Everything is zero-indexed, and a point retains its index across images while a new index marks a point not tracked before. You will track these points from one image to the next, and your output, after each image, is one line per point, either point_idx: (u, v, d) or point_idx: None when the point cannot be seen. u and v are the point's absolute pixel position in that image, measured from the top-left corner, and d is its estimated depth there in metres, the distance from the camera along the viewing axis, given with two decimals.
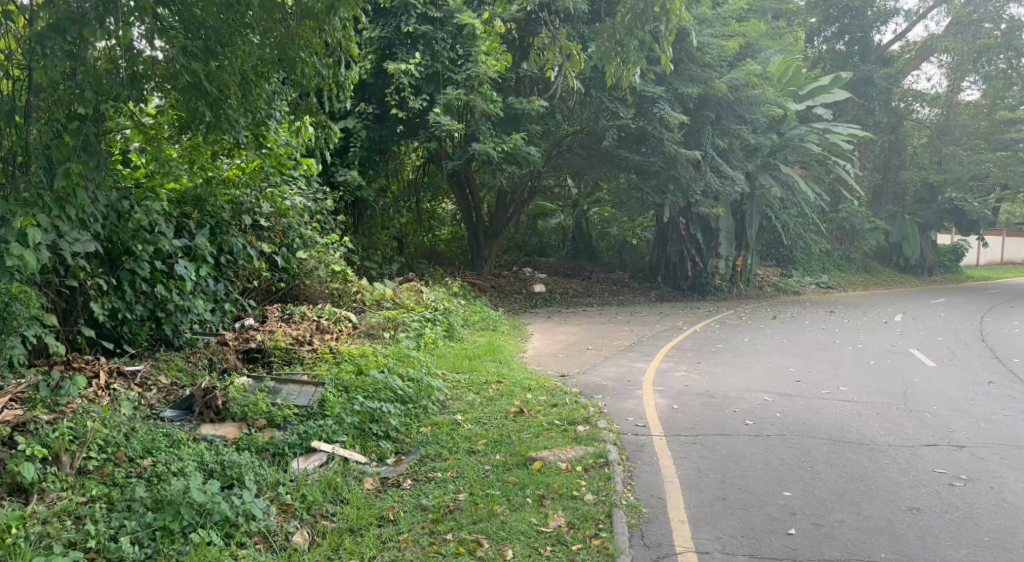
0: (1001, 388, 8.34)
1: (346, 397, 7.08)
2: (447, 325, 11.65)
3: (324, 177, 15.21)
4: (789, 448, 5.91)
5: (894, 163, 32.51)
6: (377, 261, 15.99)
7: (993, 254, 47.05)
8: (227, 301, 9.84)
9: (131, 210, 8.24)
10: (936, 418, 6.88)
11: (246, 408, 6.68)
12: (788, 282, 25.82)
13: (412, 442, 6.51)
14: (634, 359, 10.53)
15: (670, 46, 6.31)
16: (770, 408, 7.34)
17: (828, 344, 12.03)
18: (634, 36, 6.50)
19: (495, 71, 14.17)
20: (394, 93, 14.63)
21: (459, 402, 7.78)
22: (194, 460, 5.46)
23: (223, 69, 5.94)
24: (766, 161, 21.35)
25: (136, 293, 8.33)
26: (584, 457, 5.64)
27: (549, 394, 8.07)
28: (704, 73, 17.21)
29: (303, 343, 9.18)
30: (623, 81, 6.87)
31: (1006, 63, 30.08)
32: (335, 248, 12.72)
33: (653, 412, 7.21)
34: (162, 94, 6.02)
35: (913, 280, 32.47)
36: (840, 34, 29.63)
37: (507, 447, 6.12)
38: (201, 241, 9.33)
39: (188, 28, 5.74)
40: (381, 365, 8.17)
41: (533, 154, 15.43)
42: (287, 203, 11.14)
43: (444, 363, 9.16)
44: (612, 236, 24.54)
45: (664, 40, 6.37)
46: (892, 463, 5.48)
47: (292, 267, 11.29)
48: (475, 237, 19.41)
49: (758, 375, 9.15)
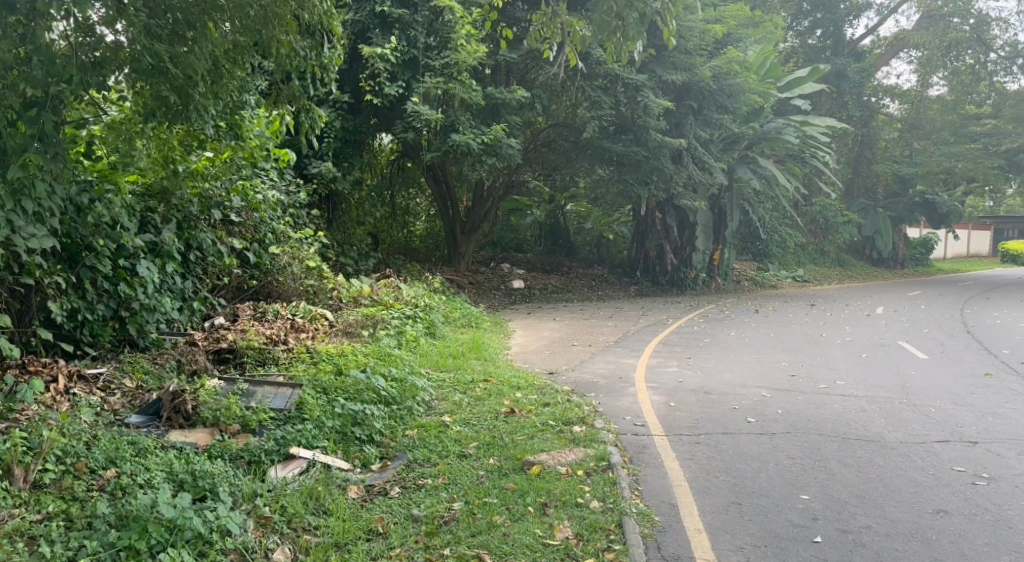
0: (999, 380, 8.20)
1: (325, 400, 6.67)
2: (428, 322, 11.23)
3: (296, 171, 14.66)
4: (798, 447, 5.62)
5: (865, 157, 32.51)
6: (353, 258, 15.49)
7: (958, 248, 47.81)
8: (195, 299, 9.32)
9: (90, 204, 7.73)
10: (941, 412, 6.67)
11: (218, 412, 6.23)
12: (766, 276, 25.80)
13: (398, 446, 6.12)
14: (623, 355, 10.21)
15: (673, 19, 6.07)
16: (769, 405, 7.04)
17: (816, 338, 11.85)
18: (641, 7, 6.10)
19: (475, 57, 13.87)
20: (370, 79, 14.21)
21: (445, 402, 7.39)
22: (163, 471, 5.03)
23: (192, 54, 5.55)
24: (745, 153, 21.18)
25: (97, 292, 7.79)
26: (584, 460, 5.29)
27: (540, 392, 7.73)
28: (688, 60, 17.05)
29: (277, 343, 8.70)
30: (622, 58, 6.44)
31: (975, 57, 30.51)
32: (309, 243, 12.22)
33: (650, 410, 6.89)
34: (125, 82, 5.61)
35: (886, 273, 32.69)
36: (813, 28, 29.65)
37: (500, 449, 5.76)
38: (168, 236, 8.79)
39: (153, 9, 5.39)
40: (361, 365, 7.75)
41: (514, 146, 14.98)
42: (259, 197, 10.61)
43: (428, 362, 8.77)
44: (588, 232, 24.20)
45: (666, 14, 6.14)
46: (908, 461, 5.22)
47: (264, 263, 10.73)
48: (451, 233, 19.02)
49: (752, 370, 8.88)
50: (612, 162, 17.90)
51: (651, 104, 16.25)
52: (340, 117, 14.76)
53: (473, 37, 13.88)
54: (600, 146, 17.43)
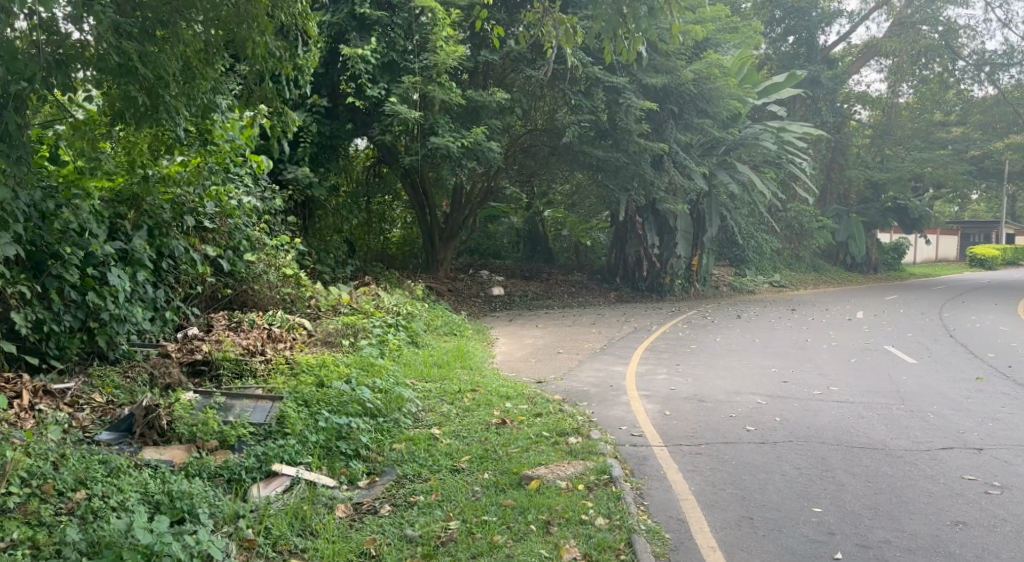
0: (991, 384, 8.15)
1: (308, 413, 6.37)
2: (410, 331, 10.93)
3: (271, 176, 14.28)
4: (802, 456, 5.45)
5: (838, 163, 32.74)
6: (330, 265, 15.16)
7: (927, 252, 48.57)
8: (167, 309, 8.91)
9: (57, 210, 7.37)
10: (941, 419, 6.56)
11: (195, 428, 5.92)
12: (743, 282, 25.86)
13: (386, 461, 5.84)
14: (610, 362, 9.99)
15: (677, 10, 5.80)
16: (767, 412, 6.88)
17: (801, 343, 11.79)
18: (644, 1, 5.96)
19: (455, 59, 13.68)
20: (349, 81, 13.94)
21: (433, 413, 7.11)
22: (137, 492, 4.73)
23: (162, 53, 5.44)
24: (723, 159, 21.24)
25: (64, 302, 7.39)
26: (584, 474, 5.06)
27: (530, 402, 7.49)
28: (668, 64, 17.07)
29: (254, 354, 8.35)
30: (626, 56, 6.33)
31: (943, 65, 30.82)
32: (285, 250, 11.84)
33: (645, 419, 6.69)
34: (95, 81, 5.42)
35: (860, 278, 32.95)
36: (786, 34, 29.93)
37: (495, 463, 5.51)
38: (138, 244, 8.41)
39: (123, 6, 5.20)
40: (344, 376, 7.44)
41: (494, 150, 14.75)
42: (234, 202, 10.24)
43: (412, 372, 8.48)
44: (566, 239, 24.04)
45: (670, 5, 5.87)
46: (917, 470, 5.09)
47: (239, 271, 10.36)
48: (430, 239, 18.70)
49: (743, 376, 8.73)
50: (592, 167, 17.78)
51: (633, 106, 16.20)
52: (316, 121, 14.46)
53: (453, 39, 13.70)
54: (581, 150, 17.30)
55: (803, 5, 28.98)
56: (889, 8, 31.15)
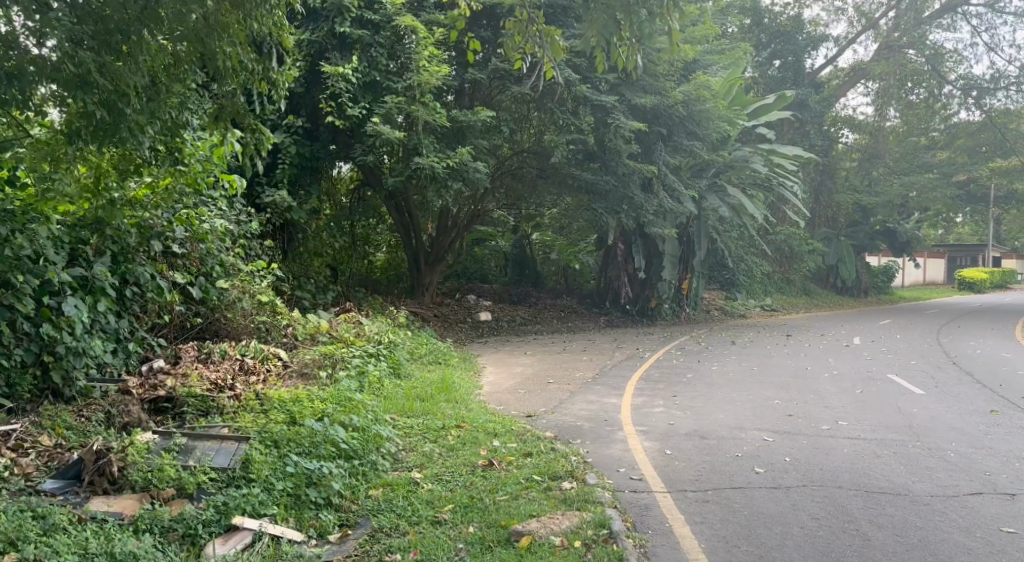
0: (1007, 418, 7.70)
1: (276, 456, 5.81)
2: (393, 361, 10.38)
3: (249, 199, 13.83)
4: (819, 504, 4.95)
5: (826, 187, 32.64)
6: (311, 291, 14.64)
7: (916, 275, 48.71)
8: (131, 341, 8.31)
9: (10, 235, 6.84)
10: (963, 458, 6.09)
11: (150, 475, 5.37)
12: (735, 306, 25.51)
13: (360, 511, 5.29)
14: (604, 394, 9.47)
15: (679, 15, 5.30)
16: (776, 451, 6.38)
17: (800, 372, 11.33)
18: (644, 5, 5.35)
19: (439, 78, 13.28)
20: (329, 100, 13.48)
21: (414, 453, 6.55)
22: (76, 555, 4.15)
23: (125, 66, 4.97)
24: (713, 181, 20.93)
25: (15, 335, 6.78)
26: (581, 528, 4.53)
27: (519, 439, 6.95)
28: (657, 84, 16.76)
29: (223, 389, 7.76)
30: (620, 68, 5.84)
31: (928, 90, 30.71)
32: (261, 276, 11.24)
33: (645, 460, 6.17)
34: (52, 97, 4.94)
35: (851, 301, 32.75)
36: (772, 59, 29.82)
37: (481, 514, 4.95)
38: (100, 270, 7.84)
39: (80, 18, 4.77)
40: (319, 413, 6.84)
41: (481, 171, 14.31)
42: (206, 226, 9.67)
43: (393, 407, 7.91)
44: (554, 263, 23.55)
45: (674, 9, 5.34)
46: (949, 521, 4.62)
47: (211, 299, 9.79)
48: (415, 262, 18.23)
49: (745, 409, 8.24)
50: (581, 190, 17.43)
51: (621, 127, 15.78)
52: (296, 142, 13.99)
53: (436, 58, 13.32)
54: (569, 173, 16.94)
55: (790, 29, 29.02)
56: (876, 32, 31.15)
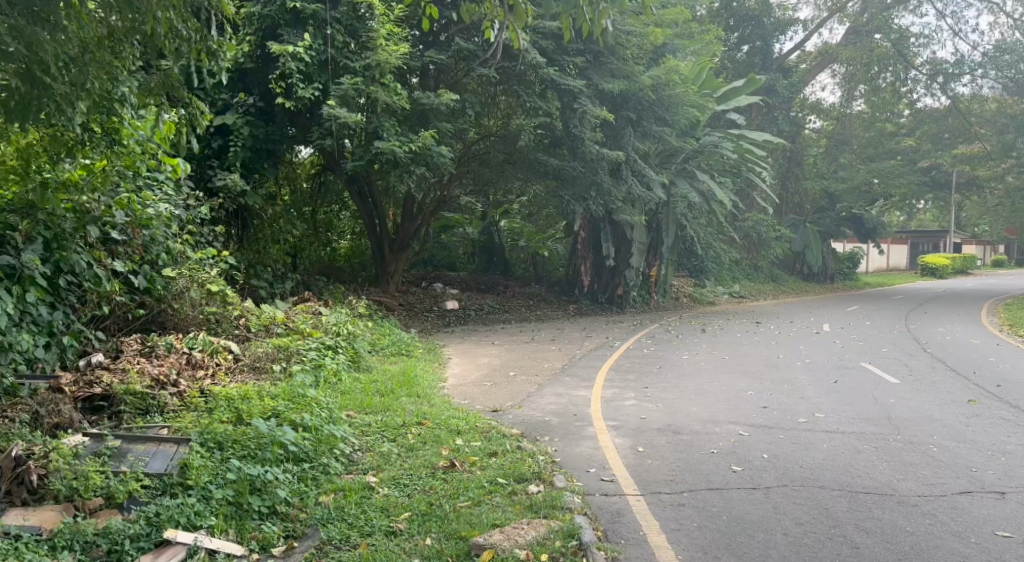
0: (986, 408, 7.51)
1: (218, 461, 5.34)
2: (352, 353, 9.88)
3: (200, 182, 13.21)
4: (803, 508, 4.64)
5: (794, 171, 33.05)
6: (267, 280, 14.03)
7: (878, 261, 49.47)
8: (67, 334, 7.67)
9: None
10: (946, 452, 5.85)
11: (74, 482, 4.86)
12: (704, 292, 25.44)
13: (309, 520, 4.82)
14: (573, 386, 9.11)
15: None
16: (753, 447, 6.07)
17: (773, 361, 11.09)
18: None
19: (399, 58, 12.77)
20: (281, 80, 12.87)
21: (371, 454, 6.10)
22: None
23: (45, 35, 4.33)
24: (681, 167, 20.64)
25: None
26: (547, 539, 4.16)
27: (484, 438, 6.55)
28: (625, 67, 16.35)
29: (165, 385, 7.23)
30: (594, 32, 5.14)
31: (895, 73, 30.22)
32: (213, 265, 10.59)
33: (616, 458, 5.82)
34: None
35: (817, 288, 32.95)
36: (740, 43, 29.78)
37: (440, 524, 4.54)
38: (30, 258, 7.27)
39: None
40: (269, 411, 6.37)
41: (445, 155, 13.78)
42: (149, 211, 9.09)
43: (350, 402, 7.47)
44: (522, 250, 23.16)
45: None
46: (940, 526, 4.33)
47: (157, 288, 9.17)
48: (379, 249, 17.69)
49: (719, 401, 7.95)
50: (549, 176, 17.04)
51: (588, 112, 15.43)
52: (249, 123, 13.37)
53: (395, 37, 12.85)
54: (536, 158, 16.51)
55: (758, 13, 28.85)
56: (843, 16, 31.17)
